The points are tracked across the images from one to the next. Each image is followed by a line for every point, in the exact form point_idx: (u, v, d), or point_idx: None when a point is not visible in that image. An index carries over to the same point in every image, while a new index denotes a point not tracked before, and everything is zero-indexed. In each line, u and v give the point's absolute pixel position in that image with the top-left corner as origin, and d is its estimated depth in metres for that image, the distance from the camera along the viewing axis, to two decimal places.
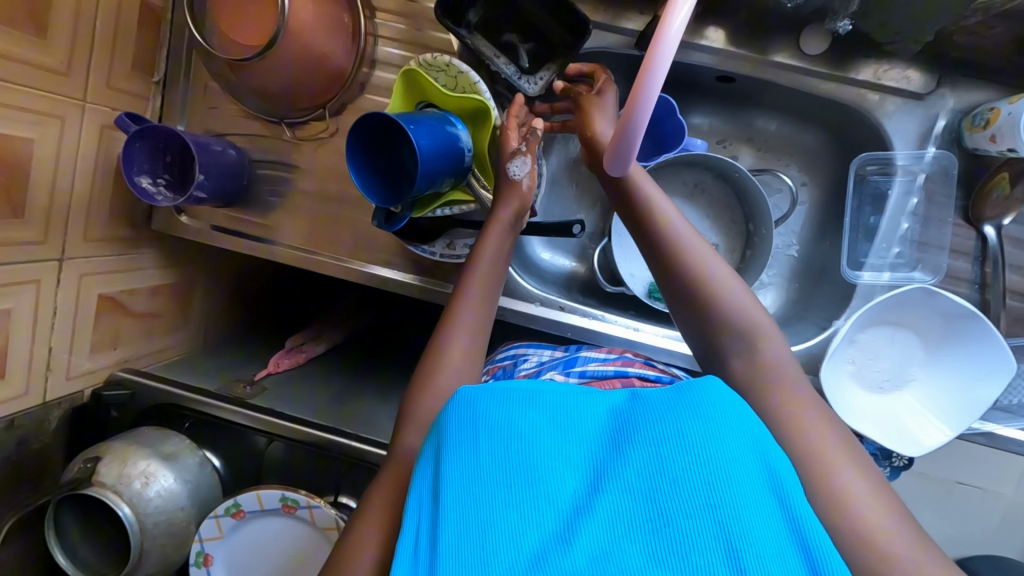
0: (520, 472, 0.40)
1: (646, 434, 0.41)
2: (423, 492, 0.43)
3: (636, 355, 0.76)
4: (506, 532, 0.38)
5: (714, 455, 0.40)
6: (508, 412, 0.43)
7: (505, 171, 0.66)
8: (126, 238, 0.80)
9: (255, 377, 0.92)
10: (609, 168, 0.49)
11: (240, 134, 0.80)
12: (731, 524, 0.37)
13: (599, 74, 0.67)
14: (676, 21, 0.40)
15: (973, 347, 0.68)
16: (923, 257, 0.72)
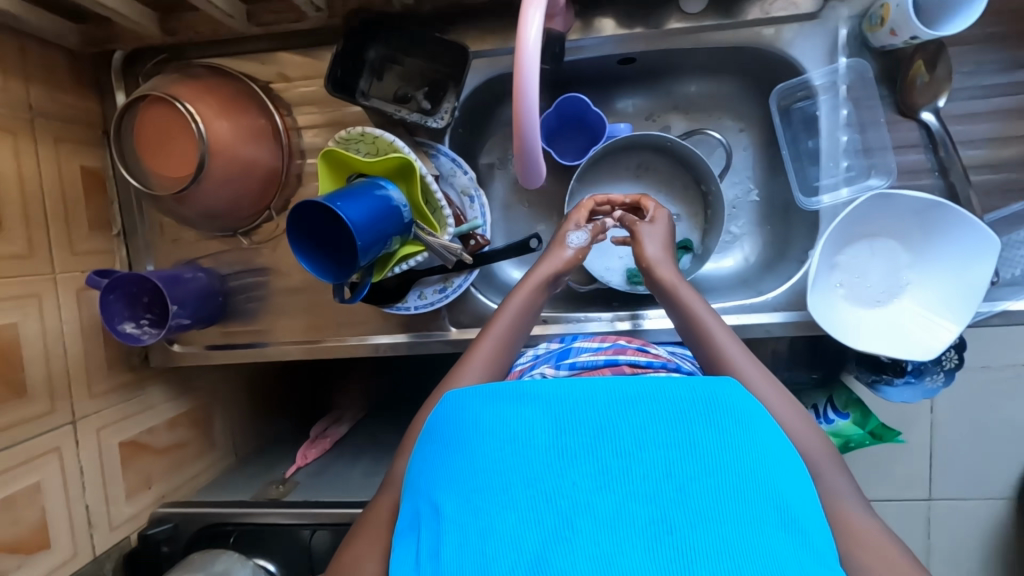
0: (518, 476, 0.44)
1: (640, 433, 0.45)
2: (420, 489, 0.48)
3: (630, 342, 0.74)
4: (506, 534, 0.42)
5: (706, 455, 0.44)
6: (501, 414, 0.48)
7: (565, 235, 0.74)
8: (130, 383, 0.84)
9: (286, 474, 0.95)
10: (525, 176, 0.54)
11: (205, 256, 0.84)
12: (720, 526, 0.41)
13: (648, 202, 0.76)
14: (531, 35, 0.46)
15: (954, 234, 0.67)
16: (874, 163, 0.71)
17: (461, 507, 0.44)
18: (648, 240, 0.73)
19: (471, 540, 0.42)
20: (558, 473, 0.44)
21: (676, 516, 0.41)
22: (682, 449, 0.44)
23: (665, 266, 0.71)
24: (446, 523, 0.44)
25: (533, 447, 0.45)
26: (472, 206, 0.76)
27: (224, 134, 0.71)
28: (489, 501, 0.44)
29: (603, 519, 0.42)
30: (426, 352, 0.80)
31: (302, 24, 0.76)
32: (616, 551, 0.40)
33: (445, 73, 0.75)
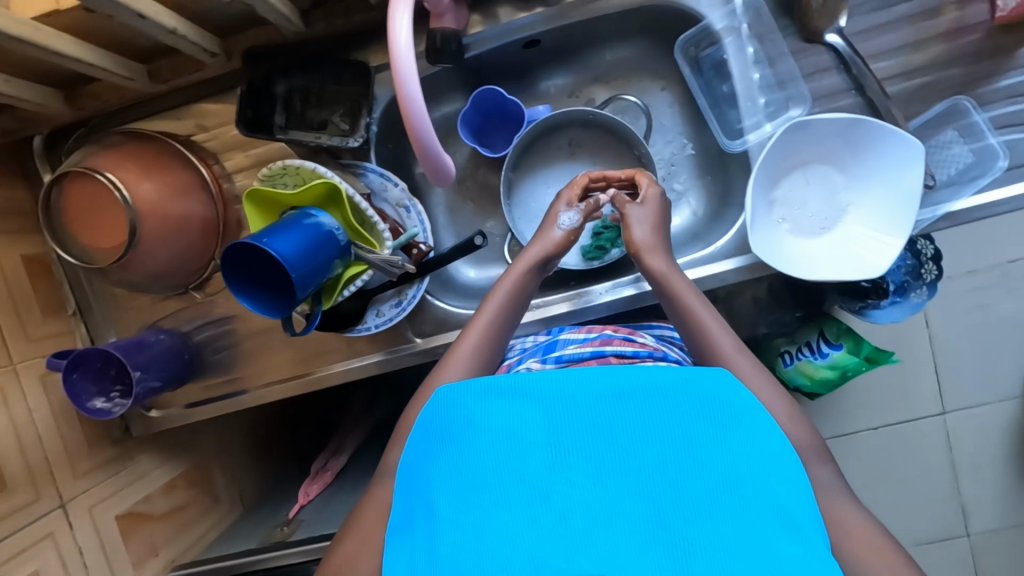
0: (513, 474, 0.46)
1: (636, 428, 0.47)
2: (410, 485, 0.50)
3: (618, 331, 0.76)
4: (501, 530, 0.43)
5: (700, 448, 0.46)
6: (497, 410, 0.49)
7: (556, 216, 0.75)
8: (114, 458, 0.85)
9: (290, 515, 0.95)
10: (435, 176, 0.55)
11: (164, 317, 0.85)
12: (712, 521, 0.42)
13: (642, 180, 0.75)
14: (401, 37, 0.47)
15: (882, 148, 0.67)
16: (790, 95, 0.71)
17: (455, 504, 0.45)
18: (636, 221, 0.73)
19: (465, 537, 0.43)
20: (552, 472, 0.46)
21: (670, 511, 0.43)
22: (676, 443, 0.46)
23: (656, 253, 0.70)
24: (439, 519, 0.45)
25: (527, 446, 0.47)
26: (409, 216, 0.76)
27: (150, 195, 0.71)
28: (483, 499, 0.45)
29: (598, 515, 0.44)
30: (397, 367, 0.81)
31: (204, 72, 0.76)
32: (611, 543, 0.42)
33: (355, 91, 0.76)
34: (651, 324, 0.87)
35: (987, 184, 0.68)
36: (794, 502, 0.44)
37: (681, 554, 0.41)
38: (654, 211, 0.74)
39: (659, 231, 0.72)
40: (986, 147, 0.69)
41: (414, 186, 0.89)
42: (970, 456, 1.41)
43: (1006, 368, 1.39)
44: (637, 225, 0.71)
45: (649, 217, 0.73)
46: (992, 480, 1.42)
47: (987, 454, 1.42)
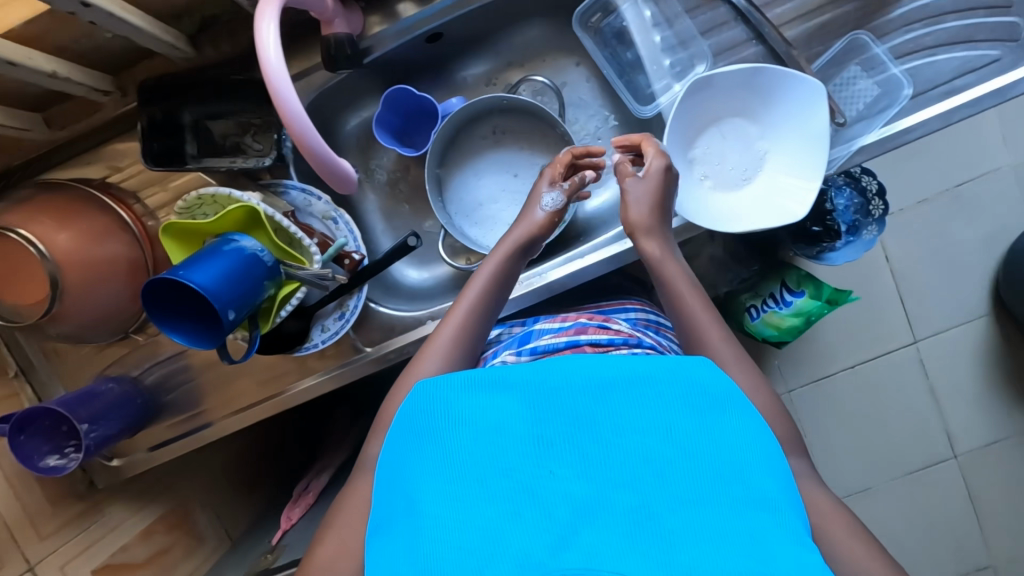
0: (492, 466, 0.46)
1: (618, 417, 0.47)
2: (391, 484, 0.50)
3: (592, 319, 0.79)
4: (479, 522, 0.43)
5: (684, 437, 0.46)
6: (478, 402, 0.50)
7: (540, 200, 0.75)
8: (84, 512, 0.86)
9: (273, 542, 0.94)
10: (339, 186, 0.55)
11: (111, 364, 0.84)
12: (696, 508, 0.42)
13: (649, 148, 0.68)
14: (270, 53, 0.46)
15: (785, 93, 0.68)
16: (693, 53, 0.71)
17: (437, 495, 0.45)
18: (632, 198, 0.67)
19: (447, 528, 0.43)
20: (535, 463, 0.46)
21: (654, 499, 0.43)
22: (659, 431, 0.46)
23: (651, 236, 0.66)
24: (418, 513, 0.44)
25: (509, 439, 0.47)
26: (337, 227, 0.76)
27: (69, 245, 0.70)
28: (463, 491, 0.45)
29: (582, 504, 0.43)
30: (353, 379, 0.81)
31: (104, 112, 0.75)
32: (596, 530, 0.41)
33: (262, 109, 0.74)
34: (624, 304, 0.91)
35: (895, 113, 0.69)
36: (779, 490, 0.44)
37: (667, 541, 0.40)
38: (657, 186, 0.67)
39: (658, 209, 0.67)
40: (889, 78, 0.70)
41: (345, 196, 0.88)
42: (948, 379, 1.44)
43: (968, 289, 1.42)
44: (631, 208, 0.65)
45: (648, 194, 0.67)
46: (973, 400, 1.44)
47: (964, 375, 1.44)
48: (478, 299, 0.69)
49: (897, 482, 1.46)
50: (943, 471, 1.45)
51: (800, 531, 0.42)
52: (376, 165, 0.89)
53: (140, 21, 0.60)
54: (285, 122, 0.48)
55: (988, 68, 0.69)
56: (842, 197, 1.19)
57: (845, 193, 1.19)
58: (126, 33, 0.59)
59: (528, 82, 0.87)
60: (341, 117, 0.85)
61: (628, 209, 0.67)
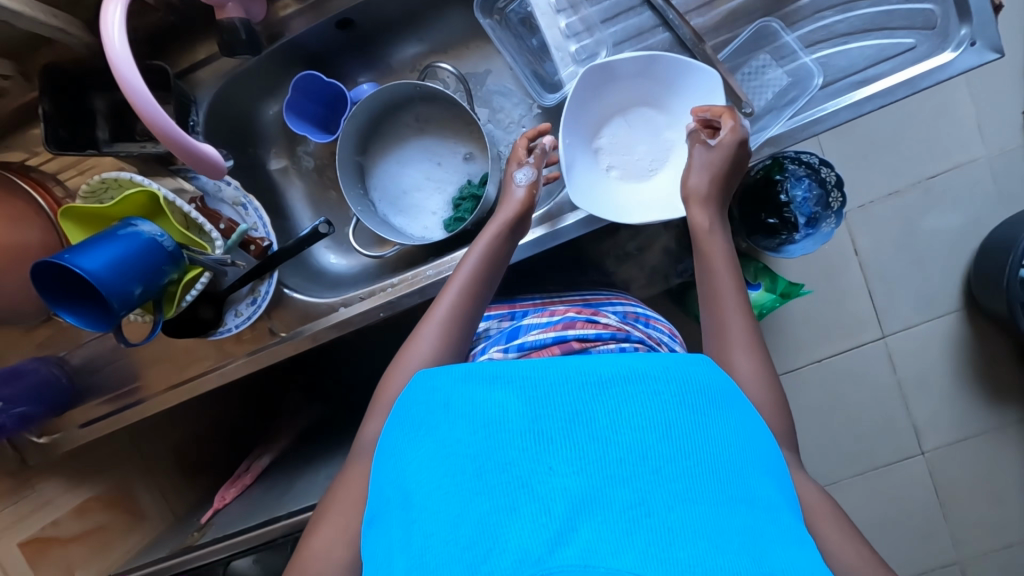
0: (487, 459, 0.44)
1: (619, 412, 0.46)
2: (386, 476, 0.50)
3: (580, 313, 0.80)
4: (475, 517, 0.42)
5: (687, 434, 0.45)
6: (471, 394, 0.49)
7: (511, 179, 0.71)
8: (15, 487, 0.88)
9: (203, 521, 0.96)
10: (204, 168, 0.57)
11: (35, 344, 0.86)
12: (698, 506, 0.41)
13: (725, 120, 0.63)
14: (110, 37, 0.50)
15: (686, 82, 0.67)
16: (598, 39, 0.71)
17: (429, 487, 0.45)
18: (695, 166, 0.65)
19: (443, 522, 0.42)
20: (532, 458, 0.44)
21: (656, 498, 0.42)
22: (661, 427, 0.45)
23: (706, 207, 0.64)
24: (416, 507, 0.44)
25: (504, 431, 0.46)
26: (247, 213, 0.76)
27: None
28: (458, 485, 0.44)
29: (580, 499, 0.42)
30: (271, 363, 0.81)
31: (10, 97, 0.76)
32: (593, 525, 0.40)
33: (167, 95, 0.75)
34: (608, 297, 0.90)
35: (803, 104, 0.68)
36: (770, 492, 0.45)
37: (667, 539, 0.39)
38: (727, 155, 0.63)
39: (719, 181, 0.64)
40: (799, 67, 0.68)
41: (269, 182, 0.88)
42: (916, 376, 1.42)
43: (934, 283, 1.39)
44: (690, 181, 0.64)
45: (712, 164, 0.64)
46: (942, 397, 1.42)
47: (934, 372, 1.41)
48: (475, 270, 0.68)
49: (856, 477, 1.45)
50: (900, 466, 1.44)
51: (794, 530, 0.43)
52: (302, 152, 0.89)
53: (19, 6, 0.63)
54: (138, 112, 0.51)
55: (902, 57, 0.67)
56: (800, 188, 1.17)
57: (804, 183, 1.17)
58: (4, 17, 0.62)
59: (433, 70, 0.85)
60: (260, 103, 0.85)
61: (692, 177, 0.65)
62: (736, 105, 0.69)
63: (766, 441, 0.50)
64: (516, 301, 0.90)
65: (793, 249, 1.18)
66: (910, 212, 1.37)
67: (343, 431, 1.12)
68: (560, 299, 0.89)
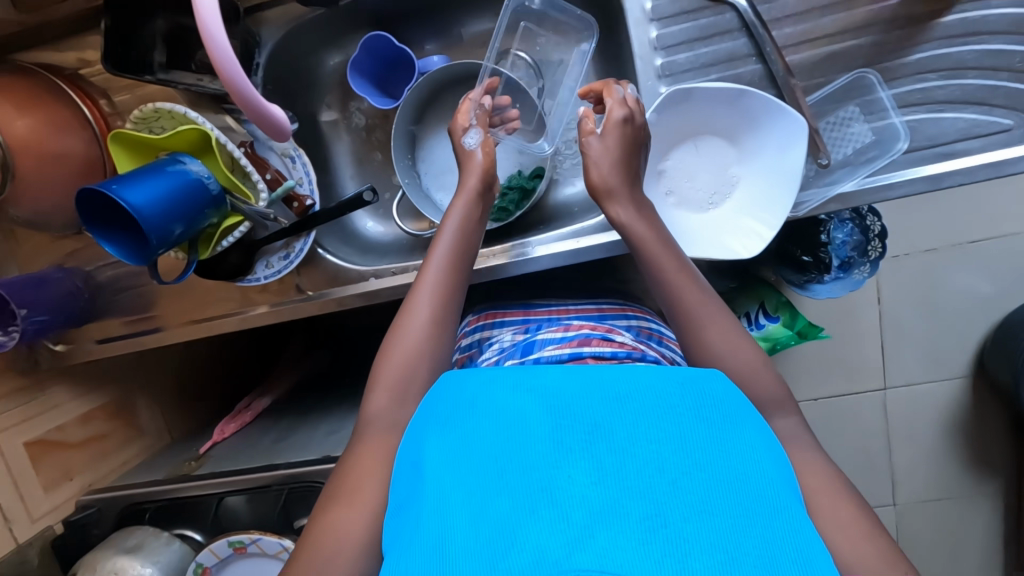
0: (512, 462, 0.48)
1: (639, 425, 0.50)
2: (408, 468, 0.53)
3: (596, 330, 0.79)
4: (501, 520, 0.45)
5: (700, 448, 0.49)
6: (497, 399, 0.54)
7: (461, 142, 0.72)
8: (26, 388, 0.90)
9: (200, 451, 0.98)
10: (271, 132, 0.55)
11: (64, 256, 0.85)
12: (710, 513, 0.44)
13: (608, 99, 0.65)
14: None
15: (769, 123, 0.64)
16: (687, 58, 0.67)
17: (454, 483, 0.48)
18: (593, 158, 0.64)
19: (466, 521, 0.46)
20: (555, 465, 0.48)
21: (671, 508, 0.45)
22: (675, 441, 0.49)
23: (619, 201, 0.64)
24: (438, 500, 0.47)
25: (529, 437, 0.50)
26: (294, 166, 0.75)
27: (26, 131, 0.70)
28: (485, 489, 0.47)
29: (600, 508, 0.45)
30: (292, 317, 0.81)
31: (69, 4, 0.76)
32: (611, 531, 0.43)
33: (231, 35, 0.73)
34: (625, 310, 0.89)
35: (881, 166, 0.65)
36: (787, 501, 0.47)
37: (682, 549, 0.42)
38: (616, 138, 0.64)
39: (621, 168, 0.64)
40: (886, 127, 0.65)
41: (317, 133, 0.86)
42: (905, 434, 1.43)
43: (952, 350, 1.38)
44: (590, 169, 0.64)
45: (608, 152, 0.64)
46: (924, 459, 1.44)
47: (926, 434, 1.43)
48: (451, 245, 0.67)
49: None
50: None
51: (808, 534, 0.46)
52: (355, 108, 0.87)
53: None
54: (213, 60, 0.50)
55: (995, 137, 0.63)
56: (842, 230, 1.14)
57: (847, 227, 1.13)
58: None
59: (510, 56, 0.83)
60: (322, 52, 0.82)
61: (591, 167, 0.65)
62: (812, 154, 0.68)
63: (783, 460, 0.51)
64: (531, 308, 0.90)
65: (820, 289, 1.16)
66: (947, 275, 1.34)
67: (343, 388, 1.14)
68: (575, 307, 0.89)
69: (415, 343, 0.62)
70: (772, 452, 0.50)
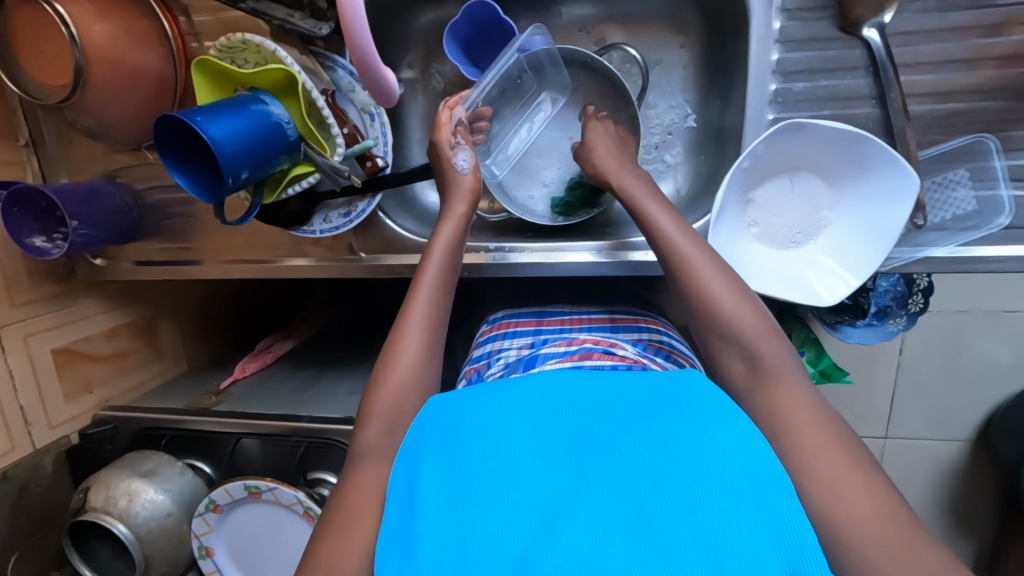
0: (498, 475, 0.47)
1: (625, 434, 0.48)
2: (397, 490, 0.51)
3: (598, 343, 0.71)
4: (489, 538, 0.44)
5: (686, 445, 0.47)
6: (481, 411, 0.53)
7: (454, 165, 0.71)
8: (59, 295, 0.88)
9: (221, 386, 0.98)
10: (382, 98, 0.58)
11: (116, 170, 0.82)
12: (700, 511, 0.43)
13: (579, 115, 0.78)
14: None
15: (881, 175, 0.61)
16: (804, 87, 0.64)
17: (441, 500, 0.47)
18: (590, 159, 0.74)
19: (453, 540, 0.44)
20: (540, 478, 0.46)
21: (657, 508, 0.43)
22: (660, 442, 0.47)
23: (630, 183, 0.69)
24: (426, 518, 0.46)
25: (514, 450, 0.48)
26: (372, 124, 0.72)
27: (102, 38, 0.66)
28: (473, 504, 0.46)
29: (586, 516, 0.43)
30: (340, 275, 0.79)
31: None
32: (598, 540, 0.42)
33: None
34: (636, 319, 0.84)
35: (977, 238, 0.63)
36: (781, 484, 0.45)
37: (665, 549, 0.41)
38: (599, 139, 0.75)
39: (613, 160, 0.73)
40: (993, 198, 0.63)
41: None
42: None
43: None
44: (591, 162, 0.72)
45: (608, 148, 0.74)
46: None
47: None
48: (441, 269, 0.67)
49: None
50: None
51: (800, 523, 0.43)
52: (436, 71, 0.84)
53: None
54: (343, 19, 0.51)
55: None
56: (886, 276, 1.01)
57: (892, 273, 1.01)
58: None
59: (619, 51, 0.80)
60: (416, 7, 0.79)
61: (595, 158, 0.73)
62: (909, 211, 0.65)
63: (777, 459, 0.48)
64: (544, 317, 0.85)
65: (850, 335, 1.03)
66: None
67: (364, 347, 1.13)
68: (588, 315, 0.85)
69: (413, 359, 0.63)
70: (762, 443, 0.47)
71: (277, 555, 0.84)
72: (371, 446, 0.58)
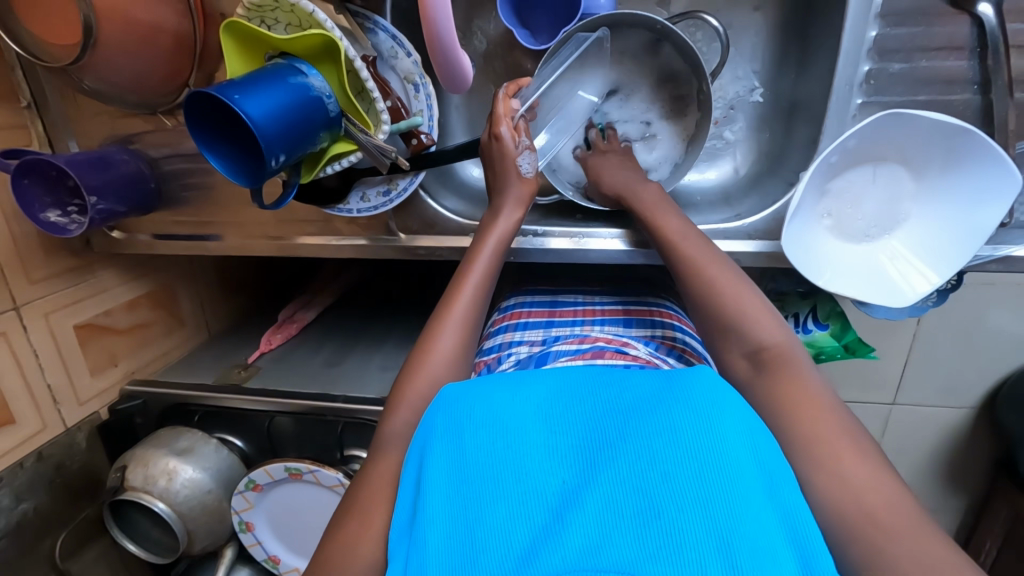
0: (502, 466, 0.43)
1: (634, 423, 0.44)
2: (409, 484, 0.47)
3: (610, 342, 0.68)
4: (494, 534, 0.39)
5: (700, 431, 0.42)
6: (487, 398, 0.48)
7: (519, 168, 0.66)
8: (76, 269, 0.83)
9: (249, 360, 0.95)
10: (451, 88, 0.56)
11: (130, 135, 0.76)
12: (715, 504, 0.38)
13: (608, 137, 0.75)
14: None
15: (973, 167, 0.57)
16: (904, 69, 0.59)
17: (449, 492, 0.43)
18: None
19: (457, 539, 0.40)
20: (548, 468, 0.42)
21: (669, 500, 0.38)
22: (673, 429, 0.42)
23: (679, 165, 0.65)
24: (430, 512, 0.42)
25: (522, 440, 0.44)
26: (416, 96, 0.66)
27: None
28: (477, 497, 0.42)
29: (595, 508, 0.38)
30: (376, 254, 0.75)
31: None
32: (607, 536, 0.37)
33: None
34: (651, 312, 0.80)
35: None
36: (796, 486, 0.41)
37: (677, 540, 0.37)
38: None
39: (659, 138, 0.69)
40: None
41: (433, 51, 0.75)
42: None
43: None
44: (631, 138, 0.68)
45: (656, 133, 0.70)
46: None
47: None
48: (480, 276, 0.63)
49: None
50: None
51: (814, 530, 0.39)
52: (478, 29, 0.76)
53: None
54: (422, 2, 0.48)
55: None
56: None
57: None
58: None
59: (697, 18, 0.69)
60: None
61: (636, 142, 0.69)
62: None
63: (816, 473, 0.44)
64: (557, 307, 0.82)
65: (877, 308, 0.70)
66: None
67: (390, 318, 1.10)
68: (601, 305, 0.82)
69: (462, 356, 0.60)
70: (773, 440, 0.43)
71: (317, 529, 0.85)
72: (409, 430, 0.54)
